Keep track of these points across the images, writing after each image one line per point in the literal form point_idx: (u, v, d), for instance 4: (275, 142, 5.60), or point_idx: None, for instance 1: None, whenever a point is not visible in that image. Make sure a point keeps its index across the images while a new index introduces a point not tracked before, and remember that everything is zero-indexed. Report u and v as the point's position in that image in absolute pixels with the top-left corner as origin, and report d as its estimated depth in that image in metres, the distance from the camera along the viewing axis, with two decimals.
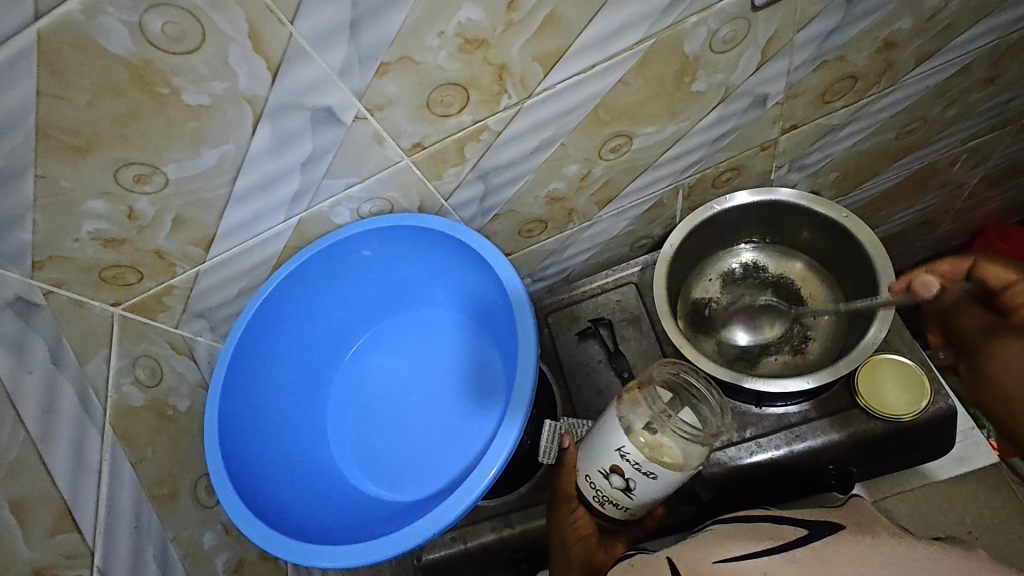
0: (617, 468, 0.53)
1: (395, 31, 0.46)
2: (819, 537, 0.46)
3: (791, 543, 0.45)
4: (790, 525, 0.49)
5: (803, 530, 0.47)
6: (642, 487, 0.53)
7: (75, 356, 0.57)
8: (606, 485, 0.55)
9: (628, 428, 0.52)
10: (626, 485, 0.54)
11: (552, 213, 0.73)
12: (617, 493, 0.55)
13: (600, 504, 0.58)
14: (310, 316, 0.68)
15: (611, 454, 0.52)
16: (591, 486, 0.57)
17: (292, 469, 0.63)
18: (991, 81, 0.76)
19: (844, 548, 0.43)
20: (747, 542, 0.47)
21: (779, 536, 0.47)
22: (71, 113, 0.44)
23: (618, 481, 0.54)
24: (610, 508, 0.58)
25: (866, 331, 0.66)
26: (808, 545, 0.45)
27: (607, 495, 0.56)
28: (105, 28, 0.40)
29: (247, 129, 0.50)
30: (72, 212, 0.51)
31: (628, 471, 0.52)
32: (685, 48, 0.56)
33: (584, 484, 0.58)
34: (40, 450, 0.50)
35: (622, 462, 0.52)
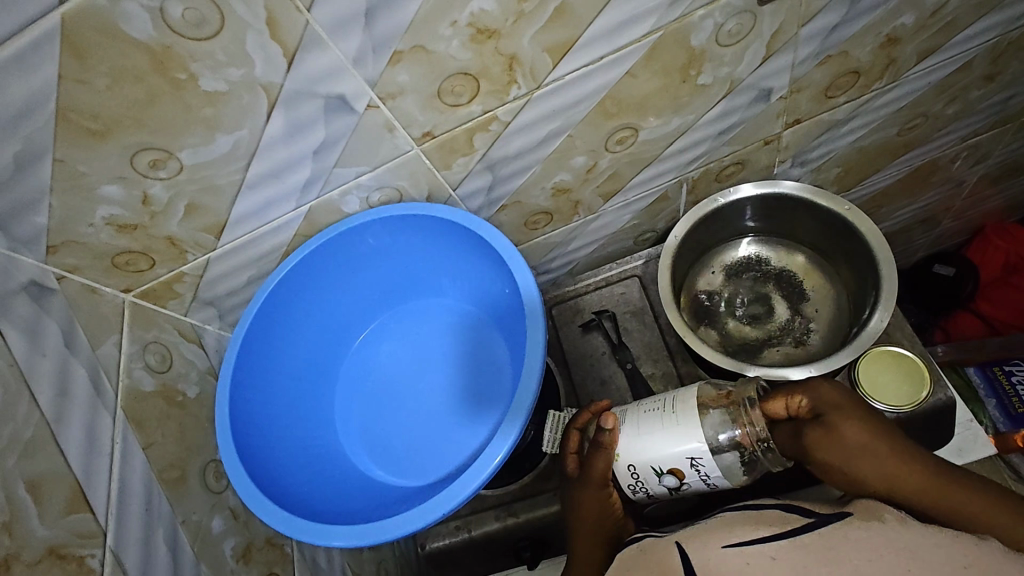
0: (677, 471, 0.53)
1: (409, 21, 0.47)
2: (827, 524, 0.46)
3: (798, 529, 0.46)
4: (799, 510, 0.49)
5: (810, 517, 0.47)
6: (693, 487, 0.54)
7: (87, 340, 0.57)
8: (654, 482, 0.55)
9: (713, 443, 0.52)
10: (674, 484, 0.55)
11: (559, 204, 0.74)
12: (662, 487, 0.55)
13: (634, 491, 0.57)
14: (318, 304, 0.69)
15: (680, 460, 0.52)
16: (631, 475, 0.56)
17: (301, 453, 0.64)
18: (991, 78, 0.77)
19: (851, 535, 0.44)
20: (755, 526, 0.47)
21: (787, 521, 0.47)
22: (90, 97, 0.45)
23: (670, 481, 0.54)
24: (642, 495, 0.58)
25: (868, 321, 0.66)
26: (815, 530, 0.45)
27: (644, 485, 0.56)
28: (127, 13, 0.41)
29: (262, 115, 0.50)
30: (87, 197, 0.52)
31: (690, 477, 0.53)
32: (692, 41, 0.57)
33: (623, 473, 0.56)
34: (54, 431, 0.50)
35: (687, 468, 0.53)
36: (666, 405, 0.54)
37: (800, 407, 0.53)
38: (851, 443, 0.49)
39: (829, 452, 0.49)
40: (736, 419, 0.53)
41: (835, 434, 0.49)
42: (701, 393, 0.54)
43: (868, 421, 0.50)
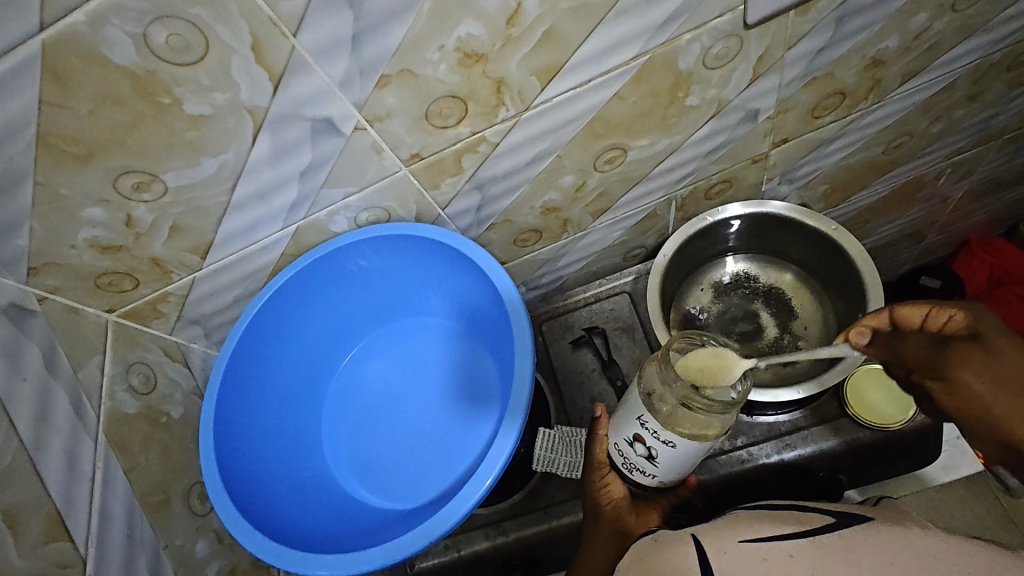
0: (639, 436, 0.52)
1: (395, 46, 0.46)
2: (847, 525, 0.47)
3: (816, 529, 0.46)
4: (815, 511, 0.49)
5: (829, 518, 0.48)
6: (664, 455, 0.51)
7: (69, 362, 0.57)
8: (632, 453, 0.55)
9: (649, 399, 0.50)
10: (650, 453, 0.53)
11: (548, 222, 0.74)
12: (642, 459, 0.54)
13: (630, 471, 0.57)
14: (306, 323, 0.69)
15: (633, 423, 0.52)
16: (620, 453, 0.57)
17: (288, 476, 0.64)
18: (974, 98, 0.78)
19: (870, 537, 0.44)
20: (772, 525, 0.47)
21: (806, 521, 0.48)
22: (73, 121, 0.44)
23: (641, 449, 0.53)
24: (640, 476, 0.57)
25: None
26: (834, 531, 0.45)
27: (634, 462, 0.55)
28: (110, 39, 0.40)
29: (248, 139, 0.50)
30: (70, 219, 0.51)
31: (648, 439, 0.51)
32: (680, 64, 0.57)
33: (613, 451, 0.58)
34: (33, 458, 0.50)
35: (642, 430, 0.51)
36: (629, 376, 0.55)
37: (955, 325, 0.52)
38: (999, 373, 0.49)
39: (975, 378, 0.49)
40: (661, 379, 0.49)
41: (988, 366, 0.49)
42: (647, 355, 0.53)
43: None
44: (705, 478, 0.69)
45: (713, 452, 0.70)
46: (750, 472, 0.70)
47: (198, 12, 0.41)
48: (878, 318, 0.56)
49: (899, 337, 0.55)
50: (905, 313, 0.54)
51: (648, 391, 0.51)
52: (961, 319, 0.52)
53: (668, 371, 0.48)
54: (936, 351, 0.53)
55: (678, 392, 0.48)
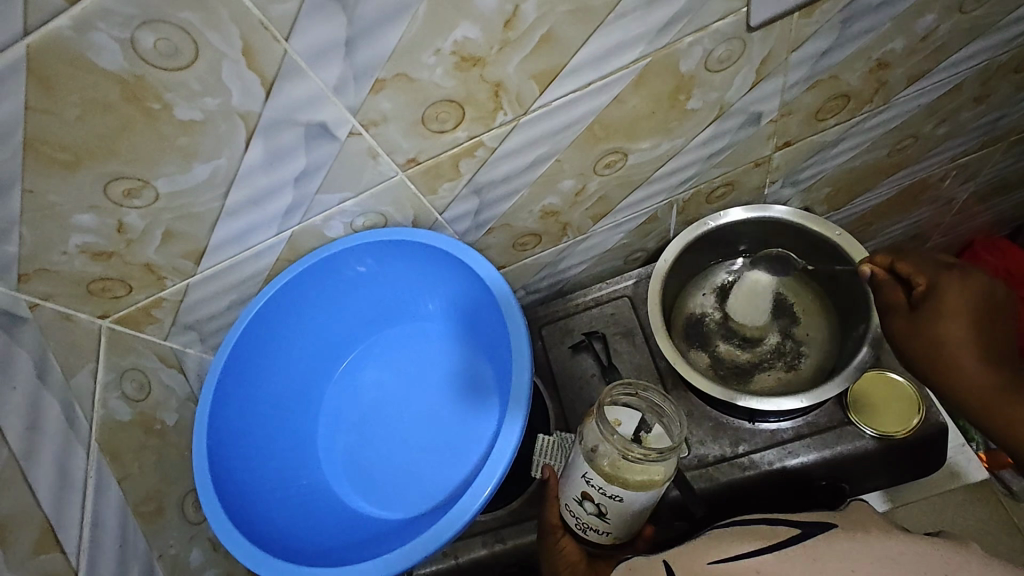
0: (587, 494, 0.54)
1: (390, 49, 0.45)
2: (812, 535, 0.47)
3: (781, 542, 0.46)
4: (781, 522, 0.49)
5: (795, 529, 0.48)
6: (613, 509, 0.54)
7: (61, 370, 0.56)
8: (582, 512, 0.57)
9: (591, 455, 0.53)
10: (600, 510, 0.55)
11: (547, 226, 0.73)
12: (592, 516, 0.56)
13: (583, 531, 0.59)
14: (302, 330, 0.68)
15: (579, 482, 0.54)
16: (572, 514, 0.59)
17: (283, 486, 0.63)
18: (981, 100, 0.77)
19: (835, 546, 0.45)
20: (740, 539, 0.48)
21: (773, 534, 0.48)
22: (60, 127, 0.43)
23: (590, 506, 0.55)
24: (595, 534, 0.59)
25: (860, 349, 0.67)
26: (800, 542, 0.46)
27: (585, 521, 0.58)
28: (97, 44, 0.39)
29: (241, 144, 0.49)
30: (60, 226, 0.50)
31: (596, 496, 0.53)
32: (681, 67, 0.56)
33: (566, 512, 0.60)
34: (23, 468, 0.50)
35: (590, 488, 0.54)
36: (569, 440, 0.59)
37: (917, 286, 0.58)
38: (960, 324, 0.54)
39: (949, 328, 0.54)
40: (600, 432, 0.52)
41: (931, 315, 0.56)
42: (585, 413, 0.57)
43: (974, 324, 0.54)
44: (705, 486, 0.68)
45: (714, 460, 0.70)
46: (755, 479, 0.69)
47: (186, 17, 0.40)
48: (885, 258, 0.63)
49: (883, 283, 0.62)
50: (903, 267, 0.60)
51: (591, 446, 0.53)
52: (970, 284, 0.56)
53: (605, 423, 0.52)
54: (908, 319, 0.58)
55: (614, 444, 0.51)
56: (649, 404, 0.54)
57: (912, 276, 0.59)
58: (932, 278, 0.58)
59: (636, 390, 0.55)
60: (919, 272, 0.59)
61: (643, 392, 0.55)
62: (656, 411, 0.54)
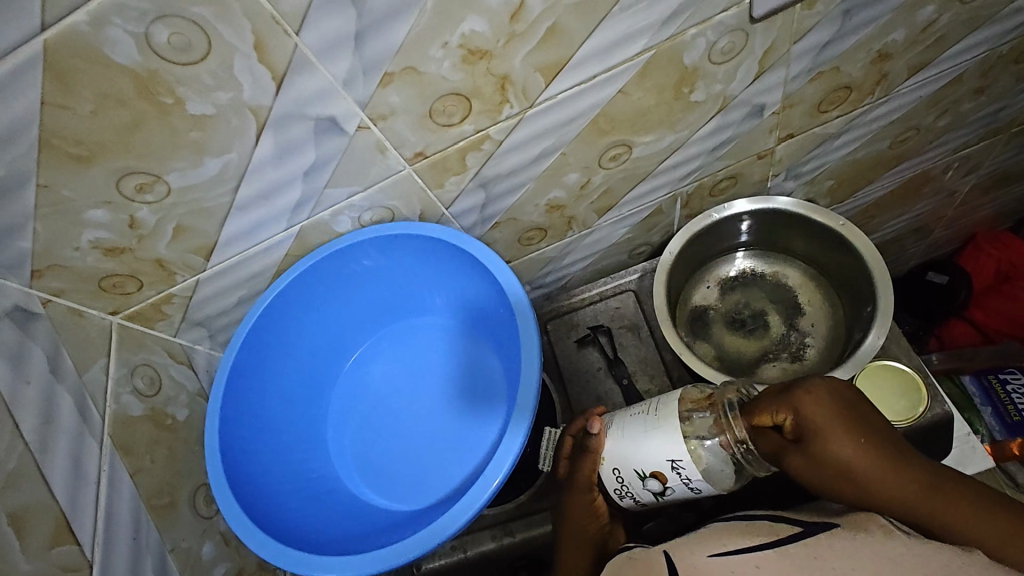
0: (661, 476, 0.51)
1: (399, 43, 0.46)
2: (813, 533, 0.47)
3: (784, 540, 0.47)
4: (786, 520, 0.49)
5: (796, 527, 0.48)
6: (676, 493, 0.52)
7: (74, 365, 0.57)
8: (637, 485, 0.54)
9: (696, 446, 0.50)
10: (659, 489, 0.53)
11: (552, 221, 0.73)
12: (646, 493, 0.54)
13: (619, 496, 0.57)
14: (311, 325, 0.68)
15: (660, 464, 0.51)
16: (616, 478, 0.55)
17: (293, 479, 0.63)
18: (982, 91, 0.78)
19: (835, 545, 0.44)
20: (742, 537, 0.48)
21: (774, 532, 0.48)
22: (74, 122, 0.44)
23: (654, 485, 0.53)
24: (629, 501, 0.57)
25: (865, 337, 0.66)
26: (799, 541, 0.46)
27: (630, 490, 0.55)
28: (111, 39, 0.40)
29: (251, 138, 0.50)
30: (73, 221, 0.51)
31: (671, 482, 0.51)
32: (685, 59, 0.57)
33: (608, 475, 0.56)
34: (38, 460, 0.50)
35: (668, 471, 0.51)
36: (650, 408, 0.53)
37: (784, 424, 0.46)
38: (844, 459, 0.44)
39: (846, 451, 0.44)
40: (716, 426, 0.50)
41: (830, 446, 0.44)
42: (684, 395, 0.53)
43: (863, 442, 0.44)
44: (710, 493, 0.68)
45: None
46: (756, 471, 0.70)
47: (199, 11, 0.40)
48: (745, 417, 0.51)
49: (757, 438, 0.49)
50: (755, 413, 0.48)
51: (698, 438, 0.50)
52: (791, 419, 0.46)
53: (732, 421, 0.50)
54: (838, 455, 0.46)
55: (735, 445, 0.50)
56: None
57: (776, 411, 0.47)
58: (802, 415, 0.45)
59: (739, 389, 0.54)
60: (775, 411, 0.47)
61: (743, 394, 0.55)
62: None
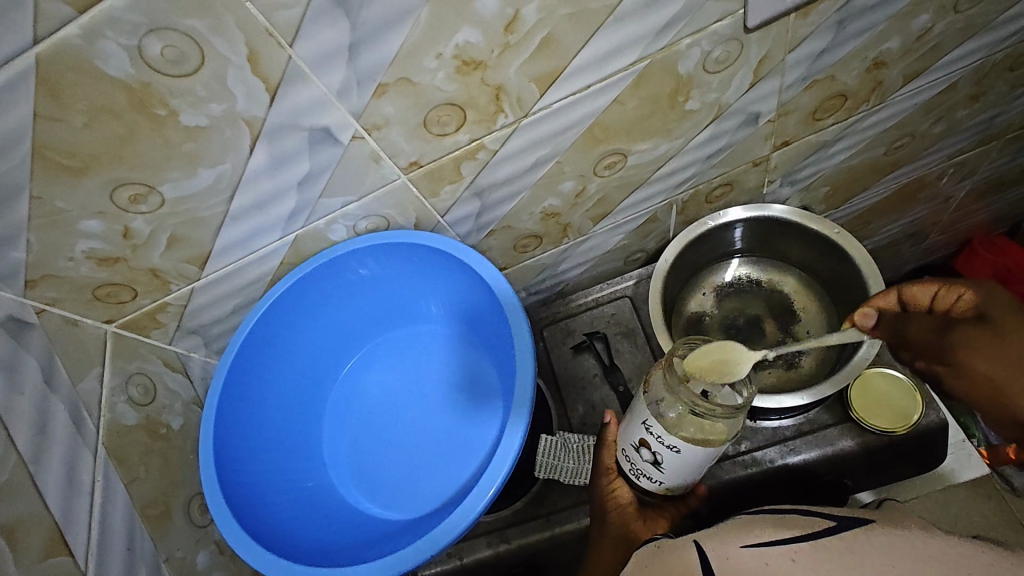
0: (645, 442, 0.51)
1: (393, 54, 0.46)
2: (850, 528, 0.45)
3: (820, 532, 0.45)
4: (819, 515, 0.48)
5: (830, 521, 0.46)
6: (670, 461, 0.51)
7: (68, 374, 0.57)
8: (638, 458, 0.54)
9: (654, 404, 0.50)
10: (656, 458, 0.52)
11: (548, 228, 0.73)
12: (649, 466, 0.53)
13: (636, 477, 0.57)
14: (307, 334, 0.68)
15: (638, 427, 0.51)
16: (628, 459, 0.56)
17: (289, 488, 0.63)
18: (976, 98, 0.78)
19: (872, 539, 0.44)
20: (775, 530, 0.46)
21: (810, 525, 0.46)
22: (67, 134, 0.44)
23: (647, 454, 0.52)
24: (647, 483, 0.56)
25: (858, 348, 0.67)
26: (835, 534, 0.44)
27: (640, 468, 0.55)
28: (104, 52, 0.40)
29: (245, 149, 0.50)
30: (67, 231, 0.51)
31: (653, 445, 0.50)
32: (680, 68, 0.57)
33: (622, 457, 0.58)
34: (32, 471, 0.50)
35: (648, 435, 0.51)
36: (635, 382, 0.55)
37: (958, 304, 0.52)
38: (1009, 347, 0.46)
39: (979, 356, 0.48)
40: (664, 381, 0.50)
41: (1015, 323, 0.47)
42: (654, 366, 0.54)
43: None
44: (710, 484, 0.68)
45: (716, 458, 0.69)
46: (761, 478, 0.69)
47: (192, 24, 0.40)
48: (888, 301, 0.57)
49: (904, 319, 0.55)
50: (913, 291, 0.55)
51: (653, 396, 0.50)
52: (970, 298, 0.51)
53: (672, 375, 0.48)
54: (939, 331, 0.52)
55: (682, 395, 0.47)
56: None
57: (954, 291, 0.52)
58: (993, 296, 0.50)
59: (707, 347, 0.51)
60: (958, 287, 0.52)
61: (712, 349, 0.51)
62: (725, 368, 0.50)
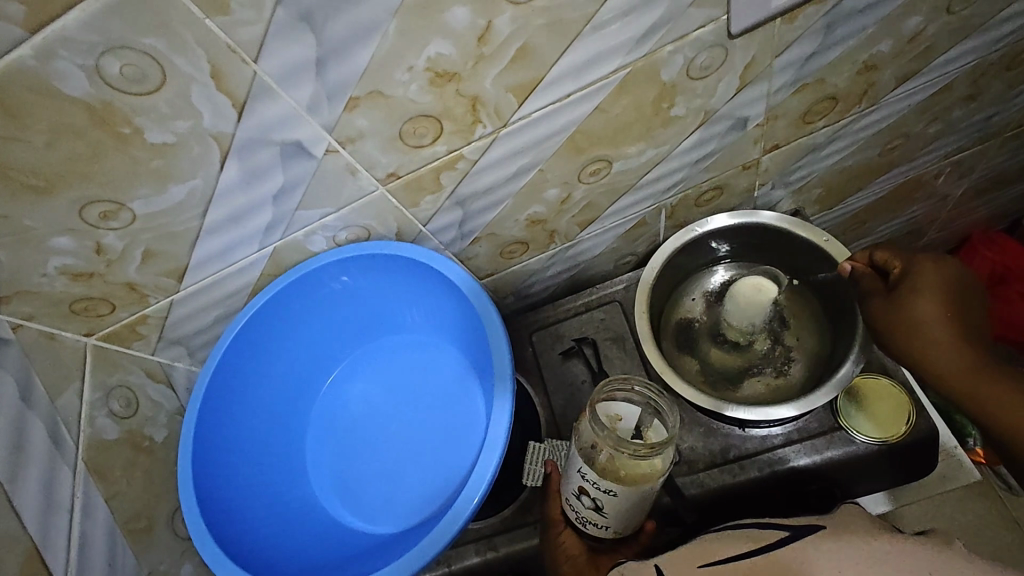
0: (584, 489, 0.54)
1: (363, 67, 0.45)
2: (800, 537, 0.48)
3: (772, 544, 0.47)
4: (771, 525, 0.50)
5: (783, 531, 0.49)
6: (609, 505, 0.53)
7: (46, 390, 0.56)
8: (581, 506, 0.56)
9: (587, 451, 0.53)
10: (596, 505, 0.55)
11: (534, 234, 0.72)
12: (591, 512, 0.56)
13: (583, 524, 0.59)
14: (287, 346, 0.68)
15: (574, 476, 0.54)
16: (573, 508, 0.58)
17: (270, 503, 0.63)
18: (972, 99, 0.76)
19: (823, 550, 0.46)
20: (731, 545, 0.48)
21: (760, 538, 0.49)
22: (29, 153, 0.43)
23: (588, 501, 0.55)
24: (594, 529, 0.58)
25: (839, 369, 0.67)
26: (788, 545, 0.47)
27: (586, 516, 0.57)
28: (61, 71, 0.39)
29: (215, 164, 0.49)
30: (37, 249, 0.50)
31: (591, 491, 0.53)
32: (662, 75, 0.55)
33: (566, 506, 0.60)
34: (8, 492, 0.50)
35: (585, 482, 0.54)
36: None
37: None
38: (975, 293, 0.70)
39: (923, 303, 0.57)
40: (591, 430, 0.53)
41: (909, 293, 0.58)
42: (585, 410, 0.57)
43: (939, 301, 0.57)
44: (695, 493, 0.67)
45: (704, 467, 0.69)
46: (745, 486, 0.68)
47: (152, 42, 0.39)
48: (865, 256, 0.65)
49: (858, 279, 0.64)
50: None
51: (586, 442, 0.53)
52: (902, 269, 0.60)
53: (598, 421, 0.52)
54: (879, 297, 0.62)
55: (609, 440, 0.51)
56: (642, 401, 0.54)
57: (887, 263, 0.62)
58: (906, 264, 0.61)
59: (631, 387, 0.54)
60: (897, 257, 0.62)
61: (636, 388, 0.54)
62: (650, 406, 0.54)
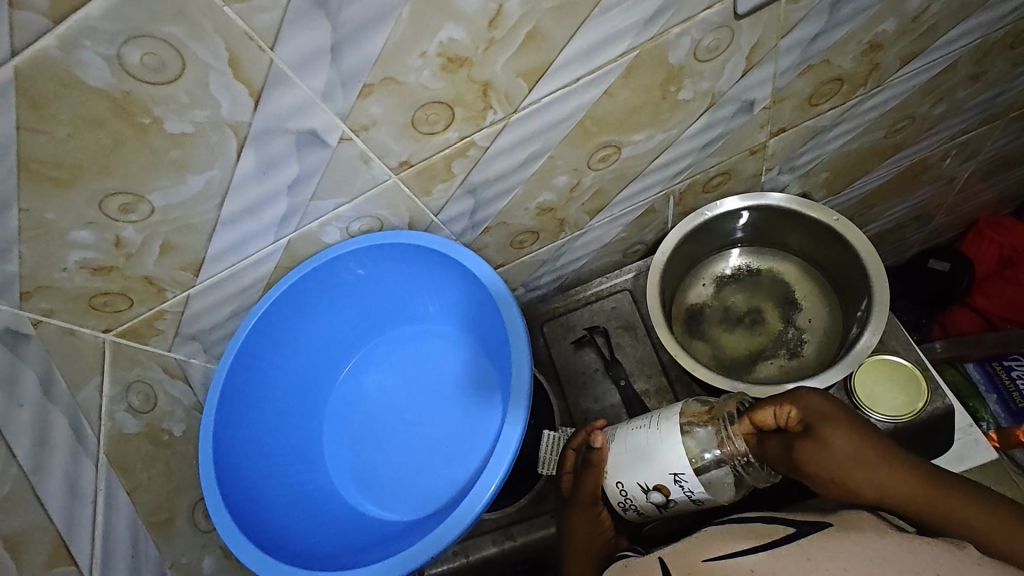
0: (663, 487, 0.52)
1: (376, 54, 0.45)
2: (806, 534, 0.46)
3: (777, 540, 0.46)
4: (782, 522, 0.49)
5: (789, 528, 0.48)
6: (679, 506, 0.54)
7: (67, 385, 0.57)
8: (641, 498, 0.54)
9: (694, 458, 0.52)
10: (662, 501, 0.54)
11: (544, 223, 0.73)
12: (649, 504, 0.55)
13: (624, 509, 0.57)
14: (304, 337, 0.68)
15: (663, 476, 0.52)
16: (619, 492, 0.56)
17: (291, 491, 0.64)
18: (977, 78, 0.76)
19: (827, 544, 0.44)
20: (735, 539, 0.48)
21: (766, 534, 0.48)
22: (51, 145, 0.43)
23: (658, 497, 0.53)
24: (632, 513, 0.57)
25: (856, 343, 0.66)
26: (792, 543, 0.46)
27: (634, 503, 0.55)
28: (83, 62, 0.39)
29: (233, 153, 0.49)
30: (58, 242, 0.51)
31: (675, 494, 0.52)
32: (670, 58, 0.56)
33: (612, 491, 0.56)
34: (33, 484, 0.51)
35: (673, 486, 0.52)
36: (651, 422, 0.54)
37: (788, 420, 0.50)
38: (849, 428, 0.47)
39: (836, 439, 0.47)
40: (719, 441, 0.53)
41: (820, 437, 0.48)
42: (685, 408, 0.55)
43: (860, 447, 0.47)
44: None
45: None
46: None
47: (172, 31, 0.40)
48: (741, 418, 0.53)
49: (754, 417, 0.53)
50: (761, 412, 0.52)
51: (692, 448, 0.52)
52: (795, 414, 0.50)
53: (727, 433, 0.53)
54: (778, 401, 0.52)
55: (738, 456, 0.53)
56: None
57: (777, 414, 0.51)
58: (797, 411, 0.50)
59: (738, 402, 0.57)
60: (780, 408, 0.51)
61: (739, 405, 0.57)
62: None
